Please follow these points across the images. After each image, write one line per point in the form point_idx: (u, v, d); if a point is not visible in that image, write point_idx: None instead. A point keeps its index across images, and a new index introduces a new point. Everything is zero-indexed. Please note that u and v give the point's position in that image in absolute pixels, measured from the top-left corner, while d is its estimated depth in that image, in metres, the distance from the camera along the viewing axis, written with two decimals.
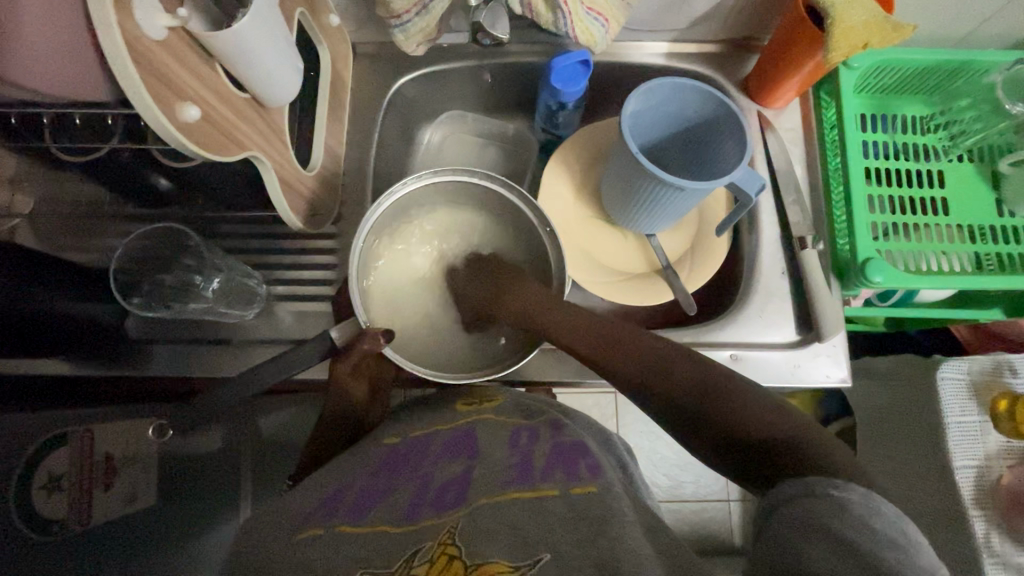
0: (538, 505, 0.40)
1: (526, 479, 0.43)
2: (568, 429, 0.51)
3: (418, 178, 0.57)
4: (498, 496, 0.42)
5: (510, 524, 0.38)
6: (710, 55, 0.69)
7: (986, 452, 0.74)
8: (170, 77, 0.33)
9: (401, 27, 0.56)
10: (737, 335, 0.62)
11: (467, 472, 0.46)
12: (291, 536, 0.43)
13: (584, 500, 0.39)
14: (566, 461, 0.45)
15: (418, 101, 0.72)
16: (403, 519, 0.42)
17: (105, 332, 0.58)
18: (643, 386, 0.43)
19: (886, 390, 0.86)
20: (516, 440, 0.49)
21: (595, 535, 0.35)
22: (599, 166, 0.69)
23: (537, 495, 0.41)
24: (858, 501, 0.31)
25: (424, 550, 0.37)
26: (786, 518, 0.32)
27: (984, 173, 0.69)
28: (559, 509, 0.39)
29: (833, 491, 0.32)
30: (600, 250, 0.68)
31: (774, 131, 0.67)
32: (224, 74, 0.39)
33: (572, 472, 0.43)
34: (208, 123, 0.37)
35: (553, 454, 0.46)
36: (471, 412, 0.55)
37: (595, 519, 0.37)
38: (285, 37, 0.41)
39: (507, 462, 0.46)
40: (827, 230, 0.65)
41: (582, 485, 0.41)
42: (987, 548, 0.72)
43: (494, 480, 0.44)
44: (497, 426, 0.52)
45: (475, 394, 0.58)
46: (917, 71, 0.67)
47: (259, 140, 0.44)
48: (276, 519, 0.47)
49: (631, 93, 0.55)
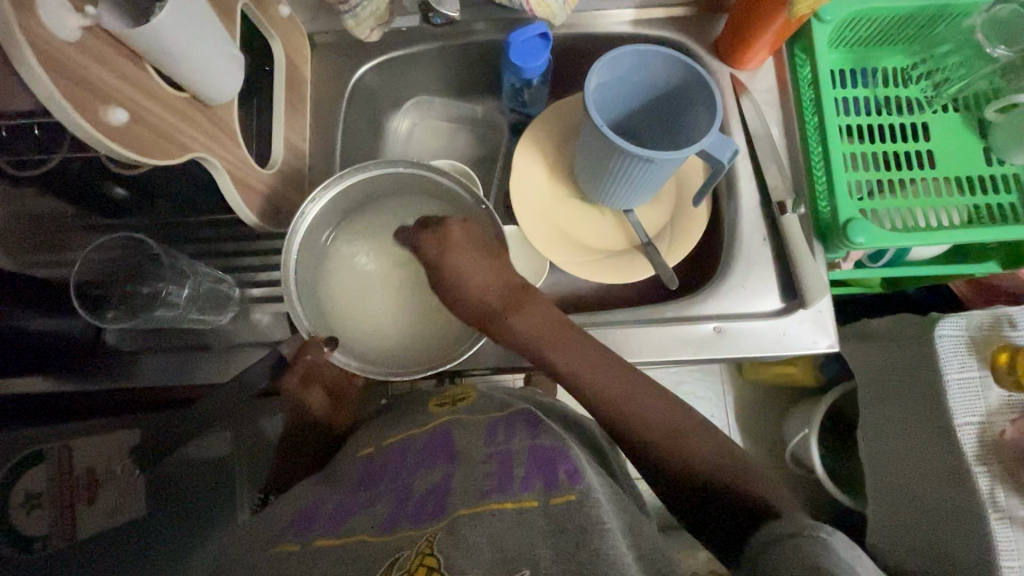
0: (517, 516, 0.38)
1: (505, 488, 0.41)
2: (544, 426, 0.50)
3: (345, 175, 0.55)
4: (474, 507, 0.40)
5: (489, 537, 0.37)
6: (678, 19, 0.67)
7: (988, 408, 0.73)
8: (91, 81, 0.32)
9: (351, 12, 0.54)
10: (720, 307, 0.60)
11: (446, 480, 0.45)
12: (262, 554, 0.43)
13: (564, 510, 0.37)
14: (546, 463, 0.43)
15: (383, 90, 0.71)
16: (380, 530, 0.42)
17: (83, 347, 0.57)
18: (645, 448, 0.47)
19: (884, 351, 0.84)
20: (493, 436, 0.49)
21: (575, 548, 0.35)
22: (570, 142, 0.67)
23: (517, 506, 0.39)
24: (841, 543, 0.35)
25: (402, 561, 0.37)
26: (778, 553, 0.36)
27: (970, 122, 0.66)
28: (538, 521, 0.37)
29: (819, 532, 0.36)
30: (577, 229, 0.66)
31: (747, 93, 0.65)
32: (157, 74, 0.38)
33: (550, 479, 0.40)
34: (142, 126, 0.36)
35: (531, 457, 0.44)
36: (445, 414, 0.56)
37: (575, 529, 0.36)
38: (216, 30, 0.40)
39: (486, 472, 0.44)
40: (808, 193, 0.63)
41: (561, 494, 0.39)
42: (992, 504, 0.71)
43: (473, 489, 0.42)
44: (471, 424, 0.53)
45: (446, 394, 0.60)
46: (896, 20, 0.64)
47: (204, 140, 0.43)
48: (261, 530, 0.47)
49: (595, 63, 0.52)
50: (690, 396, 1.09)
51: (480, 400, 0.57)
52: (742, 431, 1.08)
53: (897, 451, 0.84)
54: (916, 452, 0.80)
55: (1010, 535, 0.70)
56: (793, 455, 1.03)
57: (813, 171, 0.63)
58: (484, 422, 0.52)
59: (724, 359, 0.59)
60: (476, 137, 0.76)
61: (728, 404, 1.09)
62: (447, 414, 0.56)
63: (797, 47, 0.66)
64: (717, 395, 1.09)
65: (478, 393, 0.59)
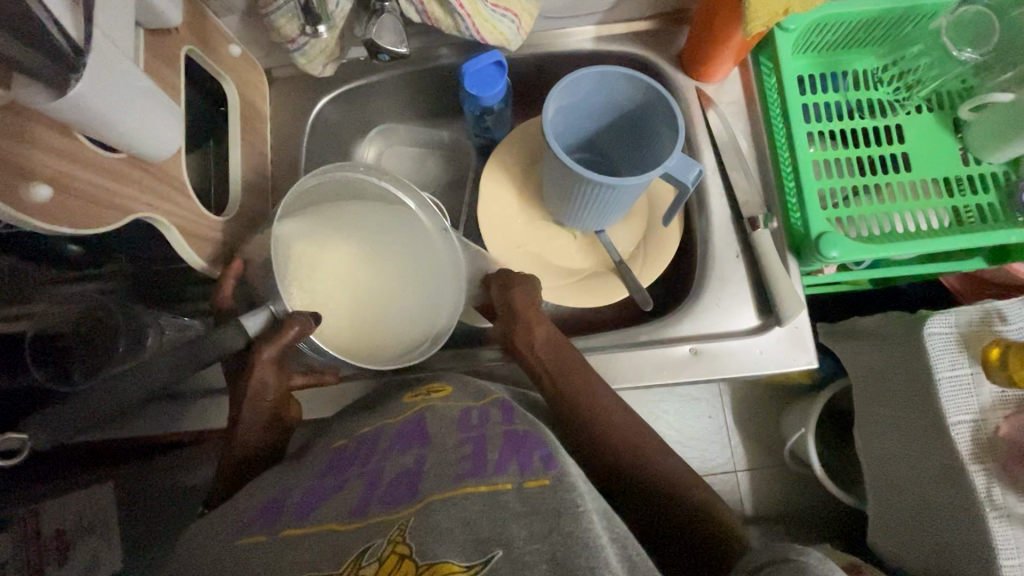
0: (490, 499, 0.37)
1: (481, 471, 0.40)
2: (520, 413, 0.49)
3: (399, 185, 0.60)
4: (449, 491, 0.39)
5: (463, 520, 0.36)
6: (640, 33, 0.66)
7: (982, 405, 0.67)
8: (9, 158, 0.31)
9: (300, 50, 0.53)
10: (696, 329, 0.59)
11: (419, 462, 0.44)
12: (229, 546, 0.42)
13: (538, 494, 0.36)
14: (519, 450, 0.41)
15: (346, 119, 0.70)
16: (351, 516, 0.41)
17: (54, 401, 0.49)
18: (637, 482, 0.50)
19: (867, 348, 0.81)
20: (466, 420, 0.48)
21: (548, 529, 0.34)
22: (536, 162, 0.66)
23: (490, 488, 0.38)
24: (815, 563, 0.34)
25: (374, 548, 0.36)
26: None
27: (945, 123, 0.65)
28: (512, 504, 0.36)
29: (794, 555, 0.35)
30: (548, 250, 0.65)
31: (713, 106, 0.64)
32: (88, 138, 0.37)
33: (526, 462, 0.40)
34: (72, 197, 0.35)
35: (505, 441, 0.43)
36: (416, 402, 0.53)
37: (550, 512, 0.35)
38: (149, 89, 0.39)
39: (461, 453, 0.43)
40: (780, 205, 0.62)
41: (536, 478, 0.38)
42: (987, 501, 0.65)
43: (448, 471, 0.41)
44: (448, 409, 0.50)
45: (424, 385, 0.56)
46: (861, 24, 0.62)
47: (145, 197, 0.42)
48: (216, 524, 0.46)
49: (553, 88, 0.50)
50: (686, 399, 1.07)
51: (457, 390, 0.54)
52: (740, 430, 1.06)
53: (893, 449, 0.76)
54: (913, 451, 0.73)
55: (1010, 533, 0.64)
56: (791, 452, 1.00)
57: (784, 182, 0.62)
58: (459, 407, 0.50)
59: (703, 380, 0.58)
60: (445, 160, 0.75)
61: (725, 404, 1.07)
62: (420, 403, 0.52)
63: (762, 56, 0.65)
64: (714, 394, 1.07)
65: (455, 385, 0.55)
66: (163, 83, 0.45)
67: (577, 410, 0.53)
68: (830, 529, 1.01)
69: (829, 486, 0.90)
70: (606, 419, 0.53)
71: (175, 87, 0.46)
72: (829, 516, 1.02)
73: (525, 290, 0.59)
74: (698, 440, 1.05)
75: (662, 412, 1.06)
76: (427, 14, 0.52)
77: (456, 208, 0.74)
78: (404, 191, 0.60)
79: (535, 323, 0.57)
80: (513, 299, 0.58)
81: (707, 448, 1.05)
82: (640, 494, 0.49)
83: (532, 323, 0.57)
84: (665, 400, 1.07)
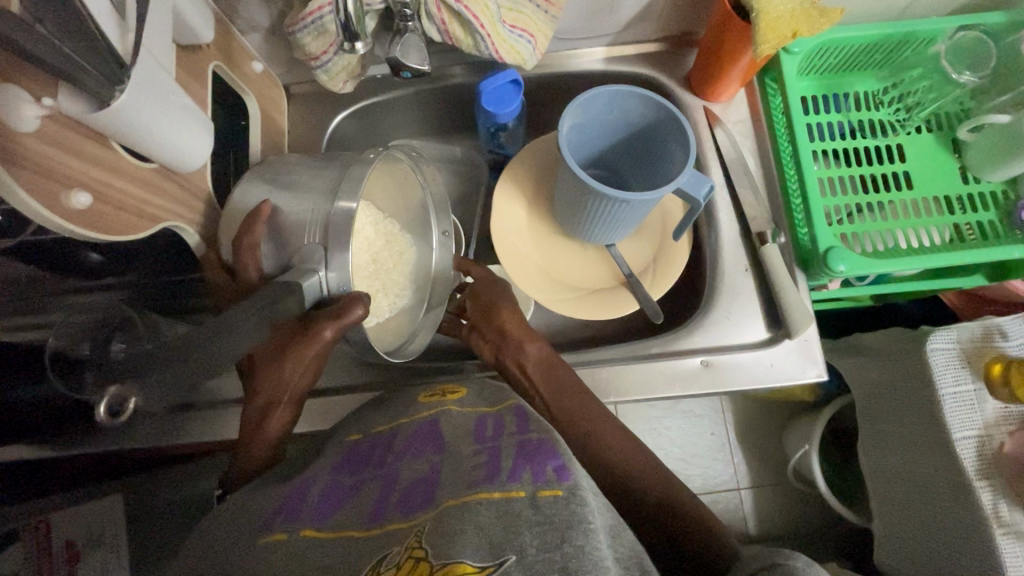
0: (503, 506, 0.36)
1: (493, 479, 0.38)
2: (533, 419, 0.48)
3: (433, 200, 0.66)
4: (462, 497, 0.37)
5: (476, 524, 0.34)
6: (648, 54, 0.68)
7: (986, 421, 0.65)
8: (51, 167, 0.33)
9: (322, 67, 0.55)
10: (705, 341, 0.60)
11: (433, 469, 0.43)
12: (249, 546, 0.41)
13: (551, 503, 0.35)
14: (533, 458, 0.40)
15: (362, 134, 0.72)
16: (368, 522, 0.40)
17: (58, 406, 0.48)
18: (634, 496, 0.50)
19: (851, 364, 0.82)
20: (481, 429, 0.47)
21: (560, 540, 0.32)
22: (548, 178, 0.67)
23: (504, 496, 0.36)
24: (802, 568, 0.34)
25: (391, 555, 0.35)
26: None
27: (944, 142, 0.67)
28: (525, 511, 0.35)
29: (781, 560, 0.35)
30: (557, 265, 0.66)
31: (721, 125, 0.66)
32: (123, 149, 0.39)
33: (539, 470, 0.38)
34: (105, 204, 0.38)
35: (519, 449, 0.42)
36: (434, 403, 0.53)
37: (561, 522, 0.34)
38: (188, 107, 0.41)
39: (475, 461, 0.42)
40: (786, 220, 0.64)
41: (549, 487, 0.36)
42: (995, 519, 0.62)
43: (461, 480, 0.40)
44: (462, 416, 0.50)
45: (438, 387, 0.57)
46: (862, 49, 0.65)
47: (159, 202, 0.44)
48: (229, 522, 0.45)
49: (568, 106, 0.51)
50: (689, 414, 1.07)
51: (472, 396, 0.55)
52: (743, 447, 1.05)
53: (899, 468, 0.74)
54: (915, 468, 0.71)
55: (1019, 552, 0.61)
56: (796, 471, 0.99)
57: (790, 198, 0.64)
58: (475, 415, 0.50)
59: (715, 392, 0.59)
60: (456, 175, 0.76)
61: (727, 422, 1.07)
62: (436, 405, 0.52)
63: (768, 78, 0.68)
64: (716, 411, 1.07)
65: (470, 389, 0.56)
66: (193, 97, 0.46)
67: (575, 418, 0.54)
68: (836, 551, 0.99)
69: (832, 502, 0.89)
70: (613, 438, 0.53)
71: (203, 100, 0.48)
72: (833, 538, 1.00)
73: (511, 310, 0.61)
74: (700, 458, 1.05)
75: (665, 428, 1.06)
76: (448, 33, 0.54)
77: (467, 222, 0.76)
78: (437, 212, 0.66)
79: (526, 342, 0.59)
80: (502, 323, 0.60)
81: (710, 465, 1.05)
82: (639, 509, 0.50)
83: (523, 342, 0.59)
84: (668, 415, 1.07)
